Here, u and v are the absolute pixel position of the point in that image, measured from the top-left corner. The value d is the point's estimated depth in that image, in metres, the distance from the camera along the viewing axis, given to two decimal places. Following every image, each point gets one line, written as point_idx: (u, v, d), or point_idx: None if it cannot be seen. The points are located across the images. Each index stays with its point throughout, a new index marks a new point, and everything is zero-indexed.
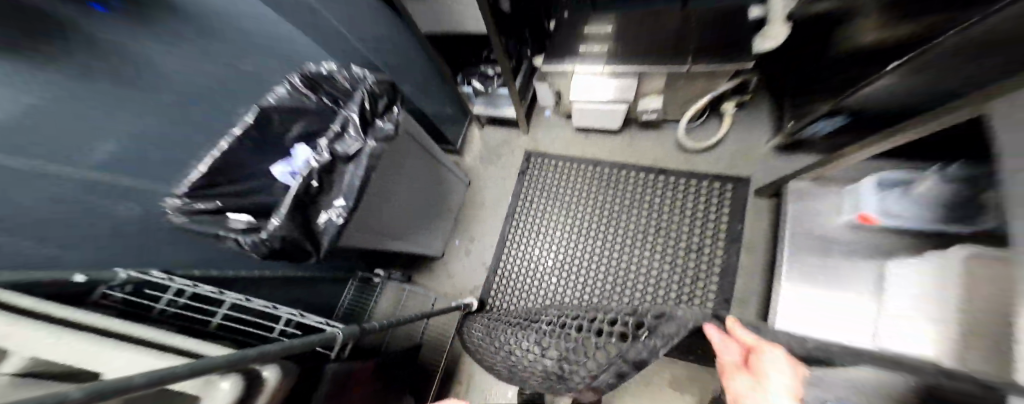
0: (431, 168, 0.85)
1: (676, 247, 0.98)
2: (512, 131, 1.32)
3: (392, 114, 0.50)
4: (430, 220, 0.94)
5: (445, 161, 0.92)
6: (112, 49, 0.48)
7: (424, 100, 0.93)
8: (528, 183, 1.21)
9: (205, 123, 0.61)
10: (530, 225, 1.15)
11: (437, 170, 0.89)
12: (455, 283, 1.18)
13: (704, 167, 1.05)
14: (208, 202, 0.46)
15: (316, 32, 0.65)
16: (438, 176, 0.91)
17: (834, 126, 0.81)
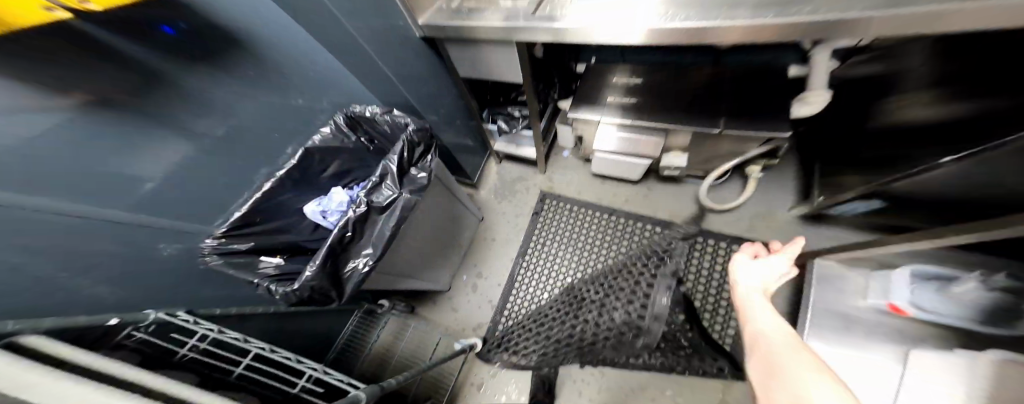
0: (448, 208, 0.88)
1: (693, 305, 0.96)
2: (528, 169, 1.38)
3: (426, 162, 0.54)
4: (441, 253, 0.95)
5: (461, 199, 0.95)
6: (178, 87, 0.49)
7: (451, 137, 0.99)
8: (541, 225, 1.24)
9: (242, 155, 0.63)
10: (539, 265, 1.16)
11: (455, 208, 0.92)
12: (458, 318, 1.15)
13: (722, 226, 1.07)
14: (242, 243, 0.50)
15: (366, 76, 0.71)
16: (455, 214, 0.94)
17: (869, 208, 0.82)
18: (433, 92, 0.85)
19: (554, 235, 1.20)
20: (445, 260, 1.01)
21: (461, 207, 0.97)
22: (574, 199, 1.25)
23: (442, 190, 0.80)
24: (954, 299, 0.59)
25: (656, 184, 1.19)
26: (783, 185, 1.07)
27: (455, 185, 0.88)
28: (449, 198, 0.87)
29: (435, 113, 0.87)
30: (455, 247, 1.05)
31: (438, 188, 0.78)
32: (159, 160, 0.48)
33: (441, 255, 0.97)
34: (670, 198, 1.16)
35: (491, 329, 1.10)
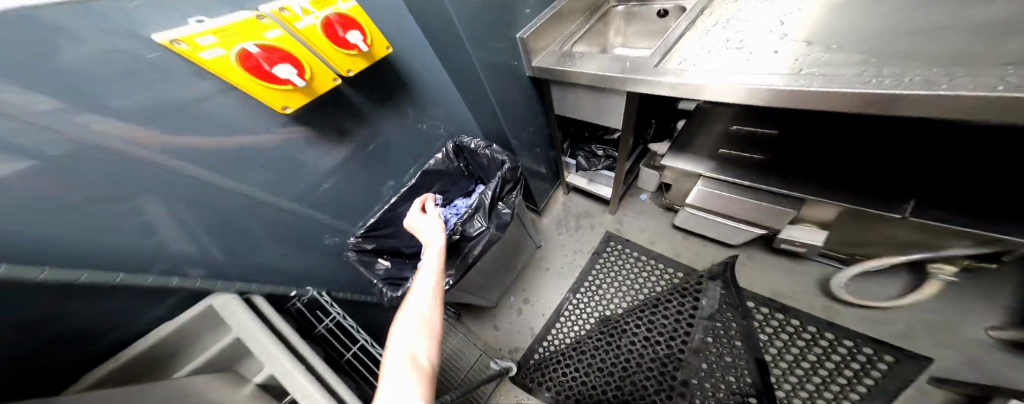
0: (513, 237, 0.91)
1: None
2: (597, 205, 1.35)
3: (513, 198, 0.61)
4: (499, 275, 0.98)
5: (526, 227, 0.98)
6: (343, 106, 0.60)
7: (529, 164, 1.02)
8: (602, 265, 1.19)
9: (379, 170, 0.75)
10: (592, 305, 1.11)
11: (519, 235, 0.95)
12: (499, 337, 1.15)
13: (848, 323, 0.90)
14: (369, 243, 0.63)
15: (475, 109, 0.80)
16: (519, 240, 0.97)
17: None
18: (526, 126, 0.91)
19: (616, 278, 1.15)
20: (503, 281, 1.05)
21: (526, 235, 1.01)
22: (642, 247, 1.19)
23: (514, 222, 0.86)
24: None
25: (759, 254, 1.07)
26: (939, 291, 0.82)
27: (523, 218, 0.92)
28: (516, 230, 0.90)
29: (522, 147, 0.93)
30: (512, 270, 1.07)
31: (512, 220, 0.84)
32: (325, 162, 0.64)
33: (501, 277, 1.01)
34: (773, 270, 1.03)
35: (528, 356, 1.07)
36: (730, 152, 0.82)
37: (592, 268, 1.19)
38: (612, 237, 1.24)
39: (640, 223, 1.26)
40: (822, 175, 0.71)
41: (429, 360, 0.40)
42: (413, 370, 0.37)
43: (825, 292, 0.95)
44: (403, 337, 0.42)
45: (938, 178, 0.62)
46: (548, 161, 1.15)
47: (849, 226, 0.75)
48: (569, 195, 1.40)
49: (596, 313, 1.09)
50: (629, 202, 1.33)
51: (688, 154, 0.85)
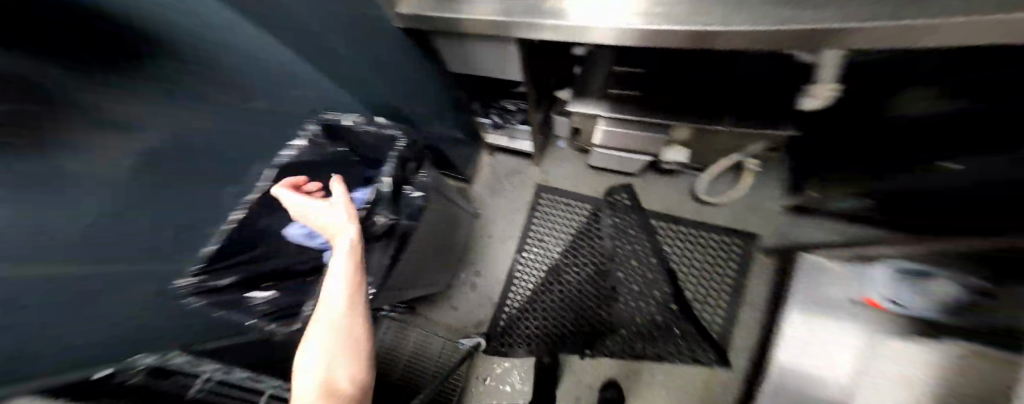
0: (443, 211, 0.86)
1: (702, 284, 1.02)
2: (522, 160, 1.34)
3: (421, 177, 0.57)
4: (439, 258, 0.93)
5: (455, 200, 0.93)
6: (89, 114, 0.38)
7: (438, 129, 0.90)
8: (538, 219, 1.24)
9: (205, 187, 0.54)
10: (534, 260, 1.18)
11: (450, 208, 0.90)
12: (460, 315, 1.16)
13: (713, 219, 1.11)
14: (220, 278, 0.48)
15: (344, 77, 0.62)
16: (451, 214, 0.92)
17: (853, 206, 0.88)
18: (420, 88, 0.79)
19: (549, 228, 1.22)
20: (444, 264, 1.01)
21: (456, 210, 0.96)
22: (570, 193, 1.26)
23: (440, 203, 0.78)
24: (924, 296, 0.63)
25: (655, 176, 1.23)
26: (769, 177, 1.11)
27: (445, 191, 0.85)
28: (444, 204, 0.85)
29: (426, 117, 0.82)
30: (454, 248, 1.04)
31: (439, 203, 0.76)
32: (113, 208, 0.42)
33: (441, 260, 0.96)
34: (667, 189, 1.20)
35: (494, 323, 1.13)
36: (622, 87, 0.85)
37: (530, 223, 1.24)
38: (542, 190, 1.28)
39: (564, 170, 1.32)
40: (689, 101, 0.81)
41: (331, 369, 0.42)
42: (318, 380, 0.40)
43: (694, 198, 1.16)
44: (319, 328, 0.44)
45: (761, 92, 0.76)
46: (463, 127, 1.07)
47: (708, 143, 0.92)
48: (493, 156, 1.35)
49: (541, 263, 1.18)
50: (550, 151, 1.36)
51: (590, 99, 0.87)
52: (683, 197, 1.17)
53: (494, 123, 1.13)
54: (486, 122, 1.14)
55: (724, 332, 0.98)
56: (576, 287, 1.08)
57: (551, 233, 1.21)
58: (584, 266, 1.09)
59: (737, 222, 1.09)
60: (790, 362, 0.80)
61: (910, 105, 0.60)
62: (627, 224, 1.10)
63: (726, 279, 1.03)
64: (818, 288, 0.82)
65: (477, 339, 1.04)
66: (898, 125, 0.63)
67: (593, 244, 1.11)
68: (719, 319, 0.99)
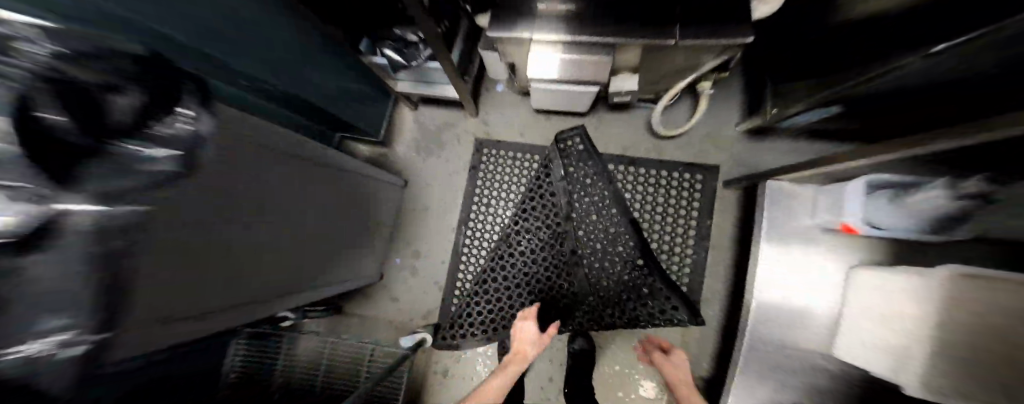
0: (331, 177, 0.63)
1: (667, 233, 0.89)
2: (454, 112, 1.10)
3: (178, 118, 0.28)
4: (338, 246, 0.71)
5: (343, 164, 0.68)
6: None
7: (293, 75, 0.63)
8: (482, 179, 1.03)
9: None
10: (480, 230, 0.99)
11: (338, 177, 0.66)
12: (400, 307, 0.96)
13: (674, 156, 0.97)
14: None
15: None
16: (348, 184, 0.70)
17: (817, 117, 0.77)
18: (272, 31, 0.55)
19: (495, 189, 1.02)
20: (354, 253, 0.78)
21: (355, 178, 0.75)
22: (516, 144, 1.07)
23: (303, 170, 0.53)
24: (906, 211, 0.52)
25: (607, 114, 1.05)
26: (733, 97, 0.96)
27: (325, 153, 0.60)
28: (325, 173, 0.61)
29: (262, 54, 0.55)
30: (359, 229, 0.79)
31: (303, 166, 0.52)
32: None
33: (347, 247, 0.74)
34: (622, 127, 1.04)
35: (442, 310, 0.96)
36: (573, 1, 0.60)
37: (472, 186, 1.03)
38: (483, 144, 1.07)
39: (505, 119, 1.11)
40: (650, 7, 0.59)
41: None
42: None
43: (654, 134, 1.00)
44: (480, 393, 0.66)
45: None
46: (353, 75, 0.82)
47: (665, 61, 0.73)
48: (417, 111, 1.09)
49: (488, 233, 0.99)
50: (486, 99, 1.13)
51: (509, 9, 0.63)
52: (641, 132, 1.02)
53: (394, 62, 0.82)
54: (383, 62, 0.81)
55: (692, 283, 0.87)
56: (532, 257, 0.91)
57: (496, 197, 1.02)
58: (539, 231, 0.91)
59: (695, 157, 0.95)
60: (765, 305, 0.66)
61: (852, 7, 0.52)
62: (582, 174, 0.93)
63: (689, 223, 0.89)
64: (783, 219, 0.67)
65: (421, 334, 0.85)
66: (837, 31, 0.58)
67: (545, 203, 0.92)
68: (686, 269, 0.87)
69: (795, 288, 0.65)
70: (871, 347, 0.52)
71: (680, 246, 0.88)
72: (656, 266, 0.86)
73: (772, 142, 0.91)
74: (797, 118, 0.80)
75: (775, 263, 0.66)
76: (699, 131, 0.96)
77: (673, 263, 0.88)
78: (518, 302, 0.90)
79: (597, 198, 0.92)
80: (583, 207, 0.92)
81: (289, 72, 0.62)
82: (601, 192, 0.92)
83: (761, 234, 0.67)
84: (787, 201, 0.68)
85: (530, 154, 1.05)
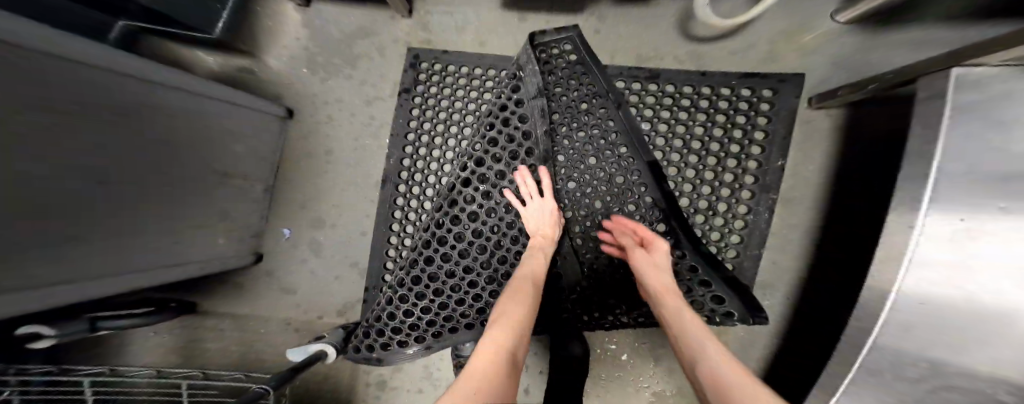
0: (65, 78, 0.30)
1: (708, 183, 0.56)
2: (372, 8, 0.70)
3: None
4: (108, 211, 0.37)
5: (102, 62, 0.34)
6: None
7: None
8: (419, 109, 0.67)
9: None
10: (417, 185, 0.64)
11: (87, 78, 0.32)
12: (298, 302, 0.64)
13: (719, 68, 0.62)
14: None
15: None
16: (91, 78, 0.33)
17: None
18: None
19: (442, 123, 0.66)
20: (163, 228, 0.46)
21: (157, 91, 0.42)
22: (471, 54, 0.69)
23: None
24: None
25: (610, 8, 0.67)
26: None
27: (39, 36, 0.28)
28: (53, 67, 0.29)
29: None
30: (172, 186, 0.45)
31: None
32: None
33: (137, 215, 0.41)
34: (635, 27, 0.66)
35: (360, 306, 0.64)
36: None
37: (403, 119, 0.66)
38: (419, 54, 0.69)
39: (455, 20, 0.72)
40: None
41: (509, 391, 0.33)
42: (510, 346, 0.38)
43: (688, 35, 0.64)
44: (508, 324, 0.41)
45: None
46: None
47: None
48: (310, 8, 0.69)
49: (426, 191, 0.64)
50: None
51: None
52: (668, 33, 0.65)
53: None
54: None
55: (743, 261, 0.55)
56: (494, 223, 0.58)
57: (439, 135, 0.66)
58: (504, 182, 0.57)
59: (754, 67, 0.60)
60: (919, 303, 0.31)
61: None
62: (576, 90, 0.58)
63: (744, 166, 0.55)
64: (976, 140, 0.30)
65: (319, 346, 0.55)
66: None
67: (515, 134, 0.55)
68: (733, 239, 0.55)
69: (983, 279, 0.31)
70: None
71: (727, 201, 0.55)
72: (687, 232, 0.54)
73: (892, 30, 0.54)
74: None
75: (956, 233, 0.31)
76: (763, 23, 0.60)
77: (714, 230, 0.55)
78: (473, 293, 0.57)
79: (596, 125, 0.58)
80: (574, 142, 0.58)
81: None
82: (603, 118, 0.57)
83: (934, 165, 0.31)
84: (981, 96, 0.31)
85: (489, 71, 0.68)
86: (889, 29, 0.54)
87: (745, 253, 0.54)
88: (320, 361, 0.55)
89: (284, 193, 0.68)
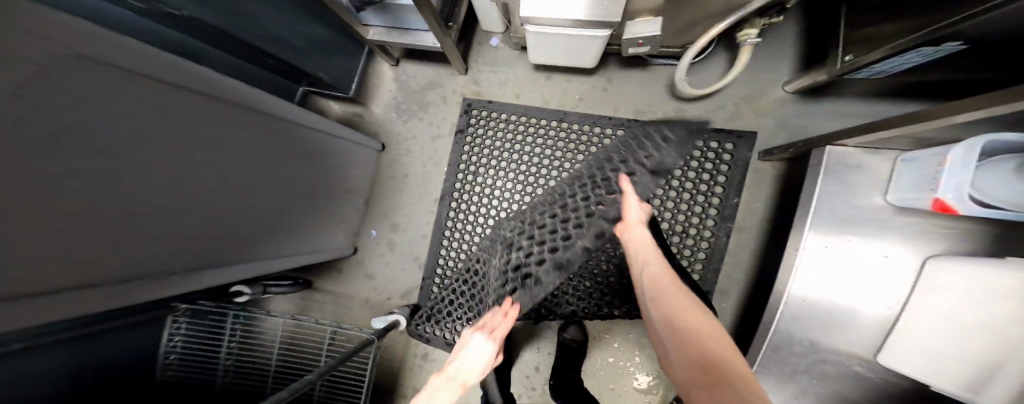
0: (237, 114, 0.49)
1: (681, 212, 0.75)
2: (440, 68, 1.00)
3: None
4: (264, 210, 0.58)
5: (262, 106, 0.53)
6: None
7: (267, 26, 0.66)
8: (469, 145, 0.90)
9: None
10: (466, 208, 0.86)
11: (255, 118, 0.52)
12: (375, 286, 0.87)
13: (697, 121, 0.78)
14: None
15: None
16: (253, 120, 0.52)
17: (906, 65, 0.52)
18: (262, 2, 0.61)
19: (486, 156, 0.89)
20: (292, 224, 0.66)
21: (296, 129, 0.62)
22: (509, 104, 0.92)
23: (173, 96, 0.38)
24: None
25: (618, 71, 0.88)
26: (798, 43, 0.72)
27: (226, 84, 0.46)
28: (234, 111, 0.48)
29: (235, 17, 0.59)
30: (302, 196, 0.67)
31: (186, 95, 0.40)
32: None
33: (278, 215, 0.61)
34: (637, 87, 0.86)
35: (421, 294, 0.84)
36: None
37: (458, 154, 0.90)
38: (472, 103, 0.93)
39: (498, 78, 0.97)
40: None
41: None
42: None
43: (674, 95, 0.82)
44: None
45: None
46: (319, 20, 0.76)
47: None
48: (398, 67, 1.01)
49: (482, 216, 0.85)
50: (478, 55, 1.00)
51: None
52: (659, 95, 0.84)
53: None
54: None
55: (707, 272, 0.73)
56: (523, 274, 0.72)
57: (507, 180, 0.86)
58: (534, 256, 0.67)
59: (725, 123, 0.76)
60: (800, 298, 0.54)
61: None
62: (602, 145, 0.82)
63: (709, 201, 0.74)
64: (838, 196, 0.52)
65: (394, 317, 0.76)
66: None
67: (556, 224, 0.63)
68: (700, 255, 0.73)
69: (838, 279, 0.52)
70: (954, 367, 0.42)
71: (696, 226, 0.74)
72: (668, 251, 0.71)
73: (836, 104, 0.69)
74: (881, 70, 0.55)
75: (822, 252, 0.53)
76: (734, 88, 0.76)
77: (686, 248, 0.74)
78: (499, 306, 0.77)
79: None
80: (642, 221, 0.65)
81: (256, 25, 0.63)
82: None
83: (808, 211, 0.54)
84: (842, 172, 0.53)
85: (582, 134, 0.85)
86: (829, 100, 0.69)
87: (711, 266, 0.73)
88: (394, 327, 0.78)
89: (370, 203, 0.92)
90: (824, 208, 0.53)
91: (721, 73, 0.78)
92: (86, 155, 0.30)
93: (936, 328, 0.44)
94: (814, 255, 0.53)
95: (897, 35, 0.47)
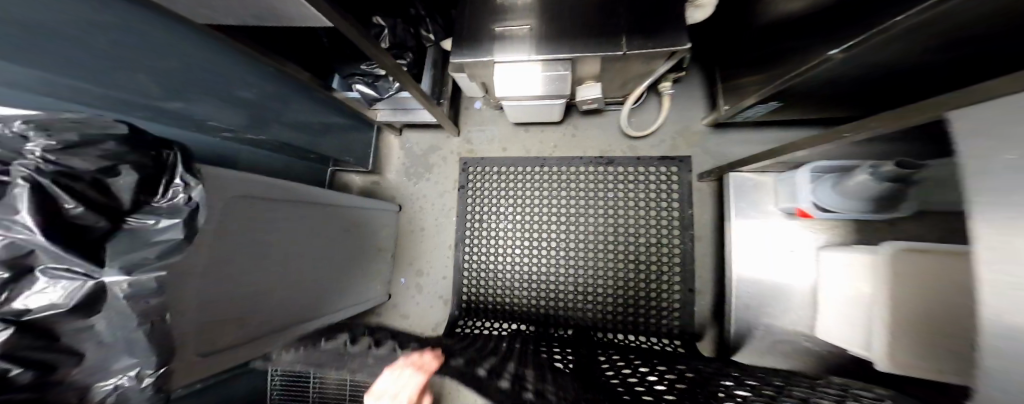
0: (320, 211, 0.73)
1: (652, 229, 0.94)
2: (438, 134, 1.22)
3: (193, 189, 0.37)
4: (330, 275, 0.78)
5: (330, 203, 0.76)
6: None
7: (305, 133, 0.89)
8: (472, 196, 1.10)
9: None
10: (481, 251, 1.05)
11: (326, 212, 0.75)
12: (410, 323, 1.05)
13: (648, 152, 0.98)
14: None
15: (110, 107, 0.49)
16: (327, 214, 0.75)
17: (767, 110, 0.72)
18: (302, 115, 0.86)
19: (489, 204, 1.08)
20: (348, 280, 0.87)
21: (350, 211, 0.86)
22: (499, 158, 1.13)
23: (287, 209, 0.61)
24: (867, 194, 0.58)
25: (580, 119, 1.09)
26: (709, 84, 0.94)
27: (315, 194, 0.71)
28: (312, 209, 0.70)
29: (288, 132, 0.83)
30: (352, 260, 0.88)
31: (293, 207, 0.63)
32: None
33: (339, 278, 0.82)
34: (597, 130, 1.07)
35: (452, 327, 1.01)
36: (532, 37, 0.76)
37: (466, 206, 1.10)
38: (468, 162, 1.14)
39: (486, 135, 1.19)
40: (604, 31, 0.73)
41: None
42: None
43: (623, 133, 1.03)
44: None
45: (619, 17, 0.73)
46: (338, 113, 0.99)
47: (623, 68, 0.81)
48: (402, 136, 1.24)
49: (500, 255, 1.03)
50: (468, 118, 1.23)
51: (479, 45, 0.78)
52: (615, 135, 1.04)
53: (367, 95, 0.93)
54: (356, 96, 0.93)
55: (684, 275, 0.91)
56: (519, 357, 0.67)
57: (536, 238, 1.02)
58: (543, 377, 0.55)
59: (669, 152, 0.96)
60: (745, 290, 0.73)
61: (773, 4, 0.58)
62: (587, 183, 1.02)
63: (671, 215, 0.93)
64: (746, 210, 0.73)
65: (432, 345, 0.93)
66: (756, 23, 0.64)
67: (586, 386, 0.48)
68: (675, 260, 0.91)
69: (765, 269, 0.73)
70: (849, 324, 0.58)
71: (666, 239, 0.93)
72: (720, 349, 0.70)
73: (750, 130, 0.90)
74: (755, 111, 0.73)
75: (746, 251, 0.73)
76: (669, 123, 0.97)
77: (661, 257, 0.93)
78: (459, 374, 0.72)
79: (584, 197, 1.01)
80: None
81: (300, 131, 0.87)
82: (601, 199, 1.00)
83: (731, 223, 0.74)
84: (746, 190, 0.73)
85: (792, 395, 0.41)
86: (743, 128, 0.90)
87: (680, 269, 0.91)
88: None
89: (397, 254, 1.12)
90: (744, 221, 0.74)
91: (657, 111, 1.00)
92: (246, 258, 0.51)
93: (834, 297, 0.62)
94: (742, 253, 0.74)
95: (755, 88, 0.68)
